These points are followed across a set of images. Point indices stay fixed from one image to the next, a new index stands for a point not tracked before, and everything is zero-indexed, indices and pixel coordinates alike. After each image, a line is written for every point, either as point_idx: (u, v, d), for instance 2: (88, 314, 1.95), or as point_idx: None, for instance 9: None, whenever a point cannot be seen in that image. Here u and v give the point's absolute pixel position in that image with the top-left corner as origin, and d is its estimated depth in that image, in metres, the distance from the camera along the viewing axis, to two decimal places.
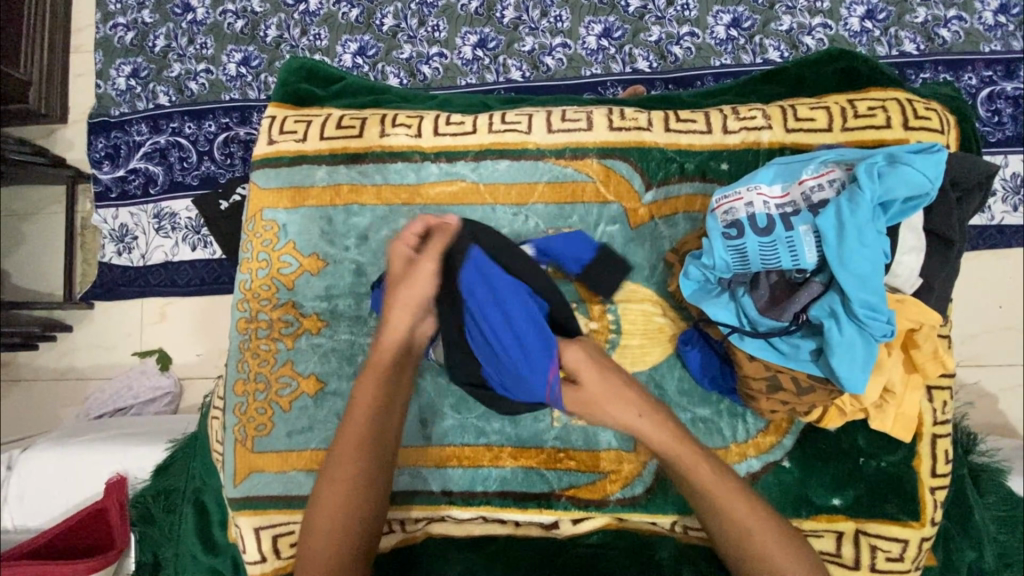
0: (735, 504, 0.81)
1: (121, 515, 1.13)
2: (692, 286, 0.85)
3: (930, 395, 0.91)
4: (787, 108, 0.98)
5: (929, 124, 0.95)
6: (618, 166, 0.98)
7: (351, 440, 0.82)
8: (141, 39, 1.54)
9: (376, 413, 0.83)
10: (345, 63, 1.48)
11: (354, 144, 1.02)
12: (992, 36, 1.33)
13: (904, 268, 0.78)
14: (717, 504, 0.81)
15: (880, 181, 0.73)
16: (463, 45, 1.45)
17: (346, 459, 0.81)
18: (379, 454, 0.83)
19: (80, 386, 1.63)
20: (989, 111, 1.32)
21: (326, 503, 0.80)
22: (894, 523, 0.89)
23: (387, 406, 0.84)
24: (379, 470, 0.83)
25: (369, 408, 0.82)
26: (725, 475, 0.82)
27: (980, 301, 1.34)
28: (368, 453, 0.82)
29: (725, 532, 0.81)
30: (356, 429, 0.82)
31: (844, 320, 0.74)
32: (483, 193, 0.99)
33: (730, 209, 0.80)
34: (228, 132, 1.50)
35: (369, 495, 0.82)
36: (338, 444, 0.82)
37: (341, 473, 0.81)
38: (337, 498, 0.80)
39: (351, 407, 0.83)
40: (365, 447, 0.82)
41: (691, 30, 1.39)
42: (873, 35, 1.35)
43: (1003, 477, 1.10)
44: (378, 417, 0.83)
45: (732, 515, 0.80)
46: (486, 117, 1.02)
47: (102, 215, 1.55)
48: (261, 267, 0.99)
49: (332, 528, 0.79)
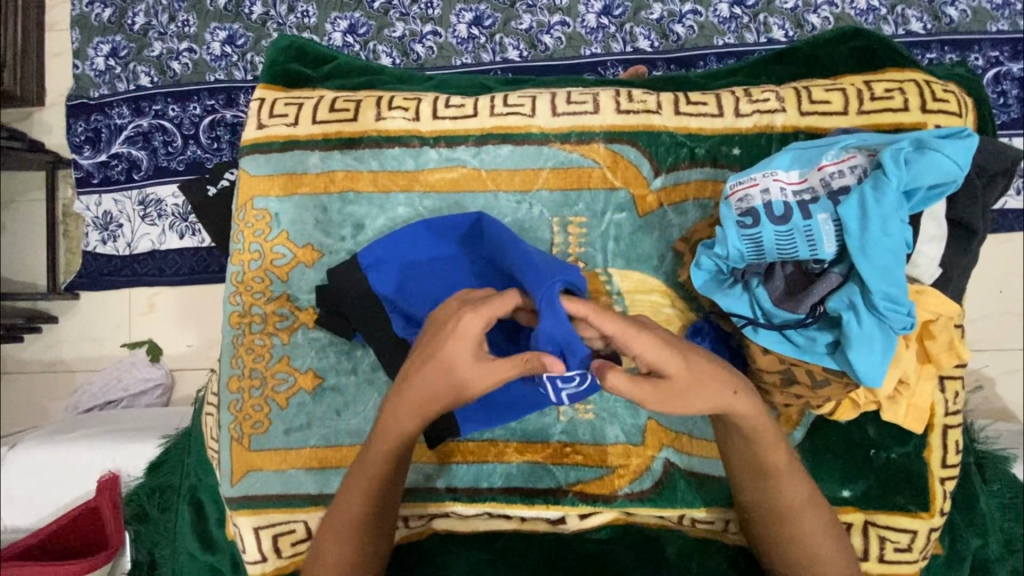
0: (790, 489, 0.79)
1: (114, 514, 1.09)
2: (704, 277, 0.81)
3: (942, 386, 0.89)
4: (801, 90, 0.94)
5: (946, 107, 0.91)
6: (626, 151, 0.94)
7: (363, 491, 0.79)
8: (119, 15, 1.46)
9: (374, 506, 0.79)
10: (335, 42, 1.41)
11: (348, 128, 0.97)
12: (1001, 14, 1.29)
13: (924, 257, 0.76)
14: (787, 521, 0.80)
15: (908, 167, 0.70)
16: (457, 23, 1.39)
17: (349, 546, 0.79)
18: (384, 523, 0.81)
19: (69, 379, 1.58)
20: (996, 92, 1.30)
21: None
22: (903, 514, 0.88)
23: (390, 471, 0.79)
24: (379, 547, 0.82)
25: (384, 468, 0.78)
26: (812, 494, 0.80)
27: (983, 285, 1.32)
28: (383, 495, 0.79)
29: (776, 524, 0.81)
30: (352, 511, 0.79)
31: (863, 312, 0.71)
32: (484, 179, 0.95)
33: (745, 196, 0.77)
34: (214, 115, 1.44)
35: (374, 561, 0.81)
36: (345, 512, 0.79)
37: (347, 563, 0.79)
38: (346, 564, 0.79)
39: (352, 498, 0.79)
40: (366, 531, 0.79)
41: (694, 8, 1.34)
42: (880, 13, 1.31)
43: (1007, 464, 1.09)
44: (380, 504, 0.79)
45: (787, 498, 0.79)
46: (487, 99, 0.97)
47: (85, 202, 1.49)
48: (253, 258, 0.95)
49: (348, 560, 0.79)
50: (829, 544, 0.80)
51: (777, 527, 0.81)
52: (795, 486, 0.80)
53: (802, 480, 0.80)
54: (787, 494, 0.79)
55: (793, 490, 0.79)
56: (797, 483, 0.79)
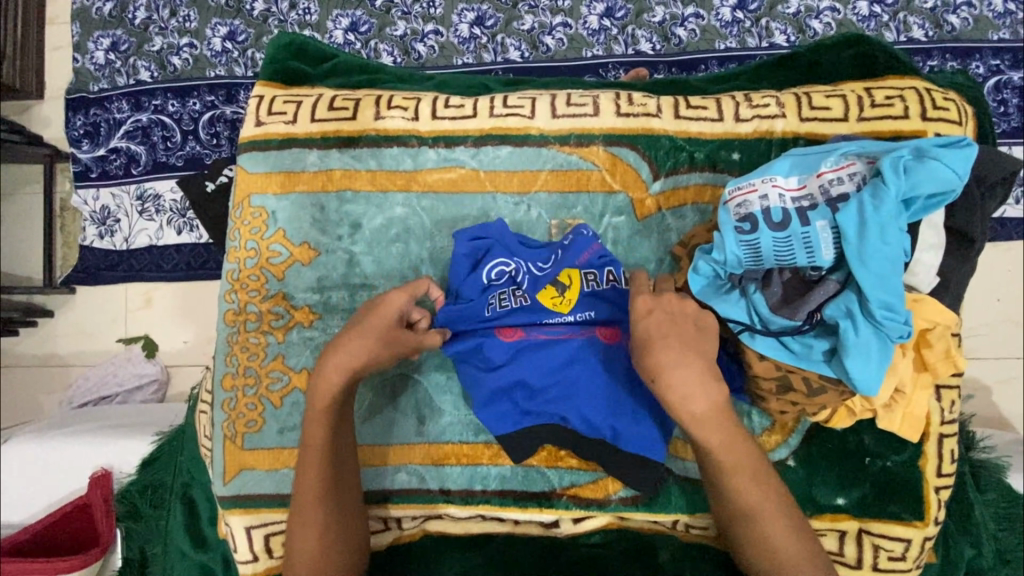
0: (750, 489, 0.77)
1: (106, 510, 1.09)
2: (701, 282, 0.81)
3: (938, 394, 0.89)
4: (802, 96, 0.94)
5: (947, 115, 0.91)
6: (625, 155, 0.94)
7: (312, 466, 0.80)
8: (120, 9, 1.46)
9: (330, 457, 0.80)
10: (336, 40, 1.41)
11: (347, 127, 0.96)
12: (1002, 23, 1.29)
13: (922, 266, 0.76)
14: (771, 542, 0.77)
15: (908, 176, 0.69)
16: (459, 22, 1.38)
17: (309, 505, 0.79)
18: (340, 505, 0.81)
19: (64, 373, 1.58)
20: (996, 100, 1.30)
21: (298, 550, 0.79)
22: (898, 523, 0.88)
23: (331, 443, 0.81)
24: (344, 507, 0.82)
25: (321, 436, 0.80)
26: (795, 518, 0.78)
27: (980, 293, 1.32)
28: (332, 471, 0.81)
29: (757, 547, 0.78)
30: (308, 488, 0.79)
31: (860, 320, 0.71)
32: (483, 180, 0.95)
33: (744, 201, 0.77)
34: (214, 111, 1.44)
35: (337, 521, 0.81)
36: (300, 488, 0.80)
37: (306, 520, 0.79)
38: (306, 546, 0.79)
39: (303, 454, 0.80)
40: (327, 486, 0.80)
41: (696, 12, 1.34)
42: (882, 19, 1.31)
43: (1002, 474, 1.09)
44: (330, 452, 0.80)
45: (750, 501, 0.77)
46: (487, 100, 0.97)
47: (82, 196, 1.49)
48: (249, 256, 0.95)
49: (315, 547, 0.79)
50: (800, 542, 0.78)
51: (749, 533, 0.79)
52: (754, 488, 0.77)
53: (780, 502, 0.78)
54: (749, 498, 0.77)
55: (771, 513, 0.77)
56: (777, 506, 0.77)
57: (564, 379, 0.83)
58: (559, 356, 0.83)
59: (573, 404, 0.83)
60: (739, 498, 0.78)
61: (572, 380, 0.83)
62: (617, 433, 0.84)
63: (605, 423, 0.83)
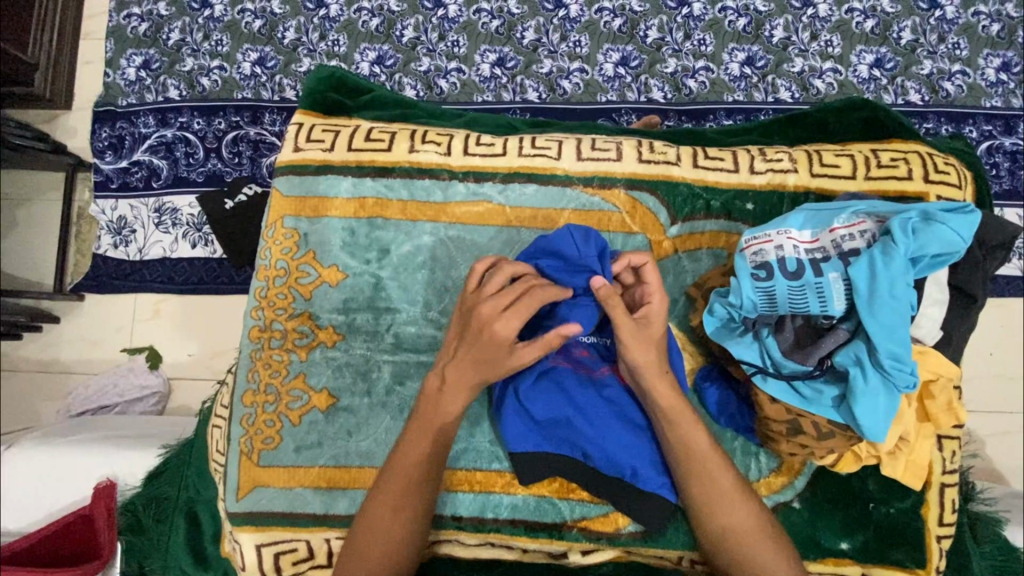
0: (736, 507, 0.82)
1: (109, 522, 1.08)
2: (715, 323, 0.85)
3: (940, 444, 0.92)
4: (813, 153, 1.00)
5: (948, 179, 0.97)
6: (645, 199, 0.99)
7: (417, 445, 0.83)
8: (155, 30, 1.52)
9: (432, 442, 0.83)
10: (363, 71, 1.47)
11: (381, 157, 1.01)
12: (994, 92, 1.38)
13: (927, 320, 0.80)
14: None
15: (915, 237, 0.74)
16: (481, 62, 1.45)
17: (397, 479, 0.82)
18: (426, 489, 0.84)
19: (63, 380, 1.58)
20: (989, 163, 1.37)
21: (376, 522, 0.82)
22: (900, 570, 0.90)
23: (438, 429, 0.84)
24: (425, 494, 0.84)
25: (435, 420, 0.83)
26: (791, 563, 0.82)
27: (973, 346, 1.37)
28: (433, 454, 0.84)
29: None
30: (406, 463, 0.83)
31: (869, 369, 0.75)
32: (508, 215, 0.99)
33: (759, 250, 0.81)
34: (238, 131, 1.49)
35: (414, 508, 0.83)
36: (397, 462, 0.83)
37: (392, 492, 0.82)
38: (386, 519, 0.82)
39: (410, 430, 0.84)
40: (419, 469, 0.83)
41: (706, 65, 1.42)
42: (881, 82, 1.39)
43: (999, 526, 1.11)
44: (434, 438, 0.84)
45: (729, 519, 0.82)
46: (515, 139, 1.02)
47: (100, 206, 1.52)
48: (278, 275, 0.98)
49: (393, 520, 0.82)
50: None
51: (731, 557, 0.82)
52: (750, 513, 0.82)
53: (778, 546, 0.82)
54: (733, 516, 0.82)
55: (764, 551, 0.81)
56: (773, 548, 0.81)
57: (585, 409, 0.87)
58: (585, 385, 0.87)
59: (592, 434, 0.86)
60: (747, 525, 0.82)
61: (594, 415, 0.87)
62: (635, 470, 0.87)
63: (623, 460, 0.87)
